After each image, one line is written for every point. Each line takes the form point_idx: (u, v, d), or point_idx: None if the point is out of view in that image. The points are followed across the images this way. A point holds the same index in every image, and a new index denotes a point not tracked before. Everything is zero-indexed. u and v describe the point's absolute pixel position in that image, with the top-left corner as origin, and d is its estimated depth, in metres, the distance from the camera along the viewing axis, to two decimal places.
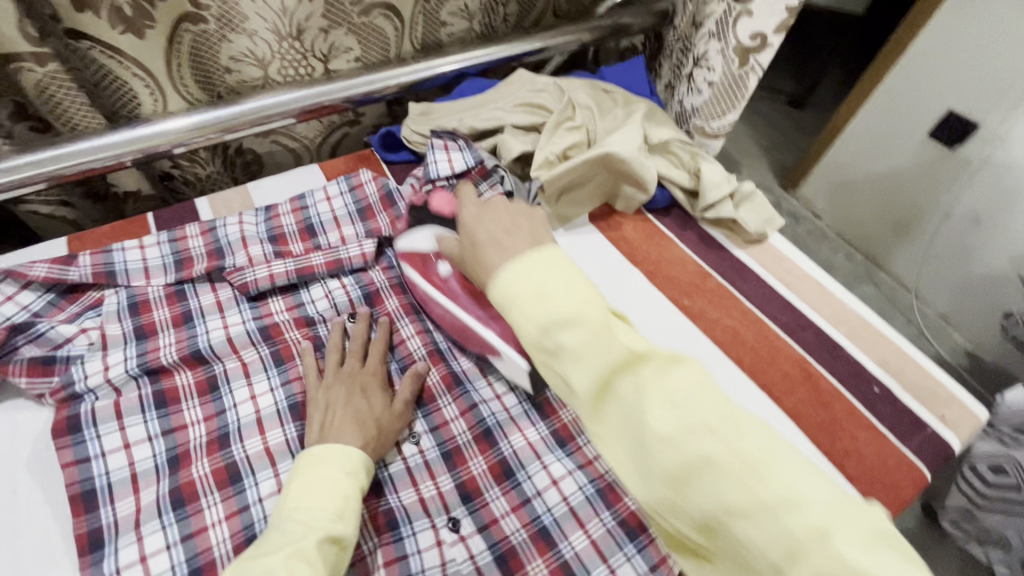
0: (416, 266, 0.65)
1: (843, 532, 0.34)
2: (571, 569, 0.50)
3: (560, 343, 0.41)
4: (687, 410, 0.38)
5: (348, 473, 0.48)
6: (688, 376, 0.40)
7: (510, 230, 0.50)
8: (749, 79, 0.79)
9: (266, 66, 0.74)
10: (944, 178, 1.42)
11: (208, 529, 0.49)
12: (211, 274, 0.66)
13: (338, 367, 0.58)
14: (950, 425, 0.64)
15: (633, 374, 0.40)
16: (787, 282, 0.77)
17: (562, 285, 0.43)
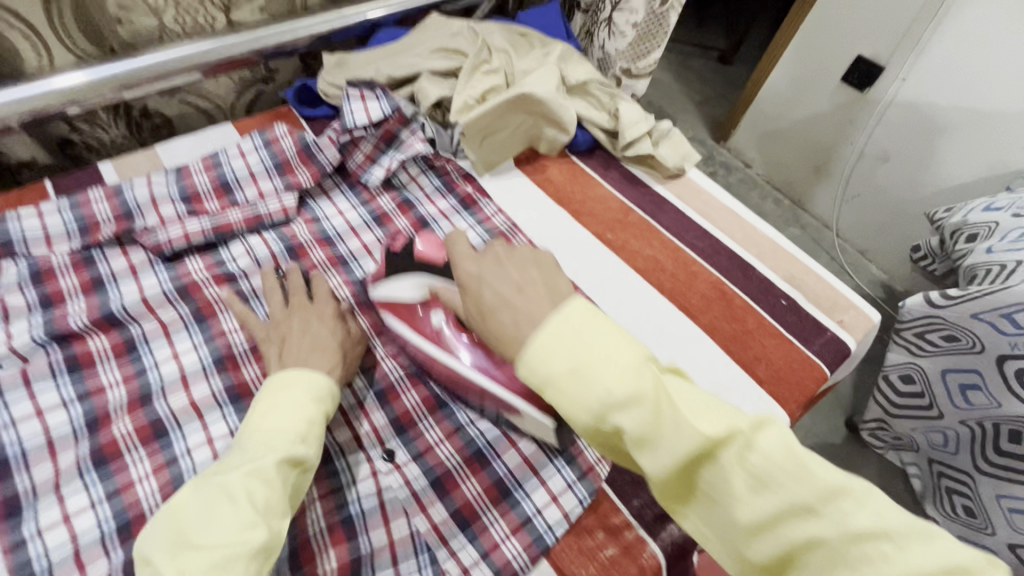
0: (403, 318, 0.57)
1: None
2: (503, 484, 0.53)
3: (621, 427, 0.36)
4: (775, 486, 0.33)
5: (314, 400, 0.47)
6: (774, 446, 0.34)
7: (518, 287, 0.43)
8: (669, 15, 0.83)
9: (160, 15, 0.70)
10: (856, 118, 1.51)
11: (134, 484, 0.49)
12: (120, 238, 0.63)
13: (284, 309, 0.58)
14: (848, 327, 0.71)
15: (711, 462, 0.35)
16: (704, 212, 0.81)
17: (607, 361, 0.37)
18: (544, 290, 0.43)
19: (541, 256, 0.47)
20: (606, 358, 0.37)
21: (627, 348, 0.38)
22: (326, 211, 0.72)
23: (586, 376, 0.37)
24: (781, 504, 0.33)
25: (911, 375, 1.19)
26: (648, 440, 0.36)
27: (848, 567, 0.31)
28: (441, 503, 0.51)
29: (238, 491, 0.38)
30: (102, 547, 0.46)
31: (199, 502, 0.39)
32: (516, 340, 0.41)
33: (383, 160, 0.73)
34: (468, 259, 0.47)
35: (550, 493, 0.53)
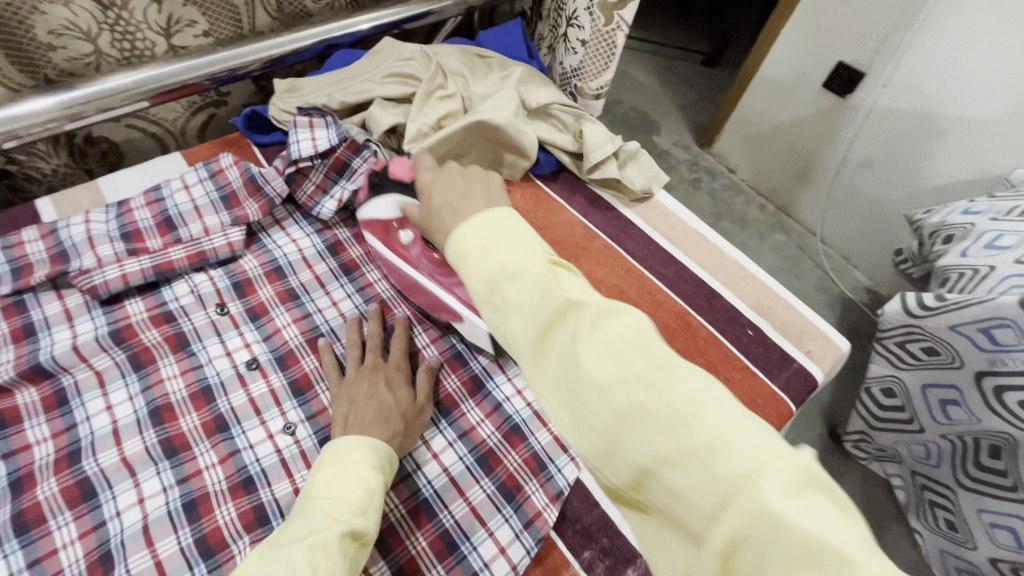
0: (376, 234, 0.67)
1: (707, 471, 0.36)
2: (449, 537, 0.52)
3: (507, 299, 0.39)
4: (622, 358, 0.36)
5: (375, 469, 0.46)
6: (627, 328, 0.37)
7: (465, 195, 0.48)
8: (617, 36, 0.79)
9: (95, 40, 0.68)
10: (837, 126, 1.50)
11: (57, 551, 0.46)
12: (55, 280, 0.60)
13: (358, 365, 0.58)
14: (815, 358, 0.69)
15: (568, 323, 0.38)
16: (671, 236, 0.79)
17: (512, 240, 0.41)
18: (478, 196, 0.47)
19: (490, 176, 0.51)
20: (509, 238, 0.41)
21: (530, 236, 0.41)
22: (279, 243, 0.69)
23: (491, 252, 0.41)
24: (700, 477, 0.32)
25: (892, 389, 1.17)
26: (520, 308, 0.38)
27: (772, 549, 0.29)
28: (384, 561, 0.50)
29: (302, 565, 0.37)
30: None
31: (263, 570, 0.38)
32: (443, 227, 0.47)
33: (335, 191, 0.70)
34: (429, 172, 0.53)
35: (498, 545, 0.51)
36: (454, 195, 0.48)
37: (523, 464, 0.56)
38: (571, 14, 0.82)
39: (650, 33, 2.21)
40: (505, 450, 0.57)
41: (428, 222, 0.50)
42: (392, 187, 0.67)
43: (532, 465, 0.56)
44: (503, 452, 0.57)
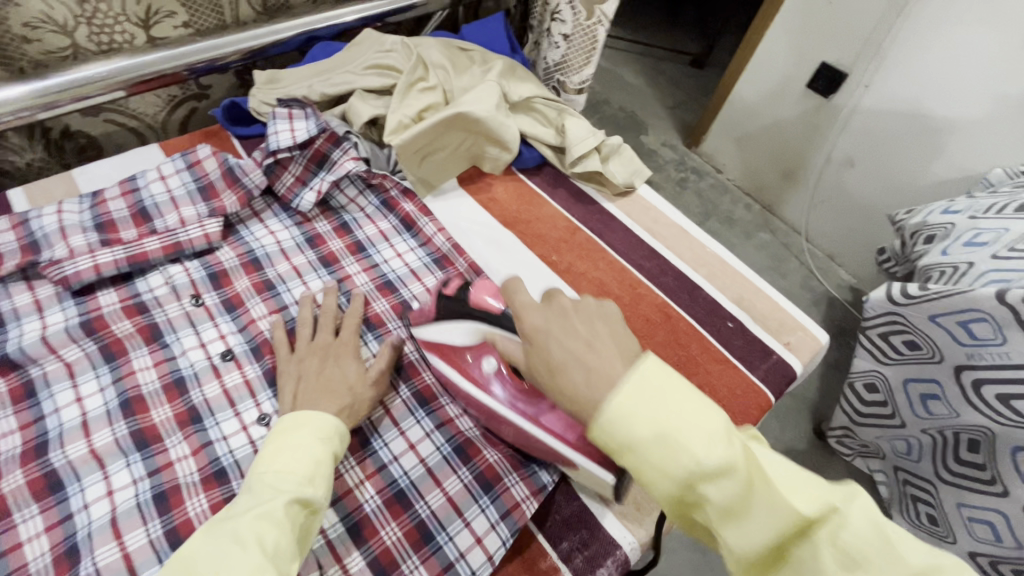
0: (449, 360, 0.57)
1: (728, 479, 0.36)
2: (425, 527, 0.51)
3: (707, 498, 0.35)
4: (866, 565, 0.33)
5: (322, 439, 0.45)
6: (859, 522, 0.34)
7: (590, 344, 0.44)
8: (599, 30, 0.81)
9: (72, 33, 0.67)
10: (821, 125, 1.51)
11: (23, 544, 0.45)
12: (26, 271, 0.59)
13: (309, 341, 0.57)
14: (794, 350, 0.69)
15: (807, 537, 0.34)
16: (653, 230, 0.79)
17: (685, 414, 0.37)
18: (607, 344, 0.44)
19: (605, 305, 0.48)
20: (687, 420, 0.37)
21: (692, 401, 0.38)
22: (257, 235, 0.68)
23: (669, 443, 0.36)
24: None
25: (875, 383, 1.18)
26: (736, 511, 0.35)
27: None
28: (358, 552, 0.49)
29: (247, 535, 0.37)
30: None
31: (210, 544, 0.37)
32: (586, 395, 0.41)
33: (315, 183, 0.69)
34: (531, 309, 0.48)
35: (474, 535, 0.51)
36: (579, 345, 0.44)
37: (502, 458, 0.56)
38: (552, 9, 0.81)
39: (638, 34, 2.23)
40: (485, 443, 0.57)
41: (550, 383, 0.44)
42: (469, 315, 0.56)
43: (511, 460, 0.56)
44: (482, 444, 0.57)
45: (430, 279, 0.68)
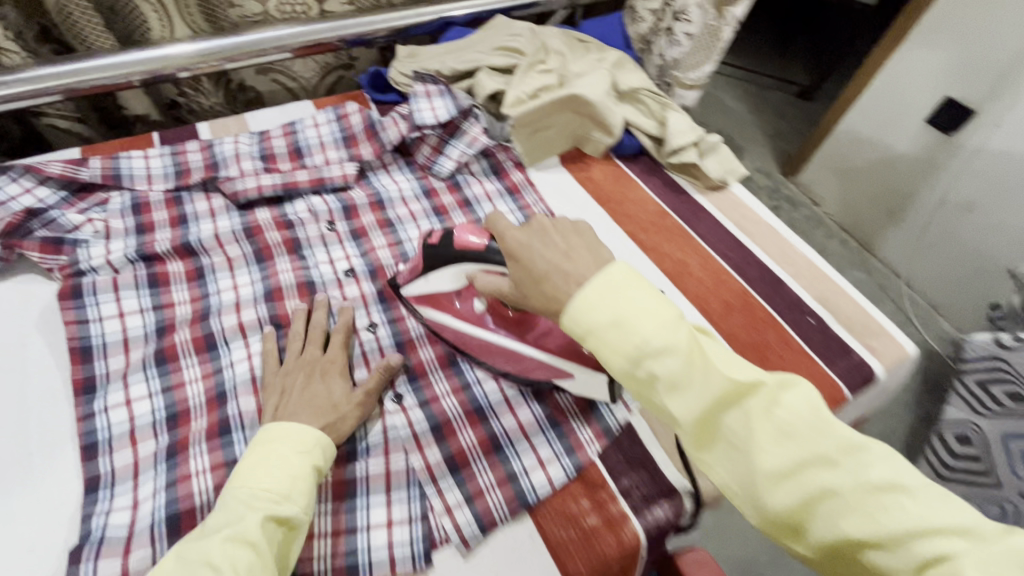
0: (440, 306, 0.63)
1: (849, 490, 0.34)
2: (497, 440, 0.57)
3: (656, 372, 0.39)
4: (802, 439, 0.36)
5: (301, 452, 0.47)
6: (806, 401, 0.37)
7: (568, 256, 0.45)
8: (724, 31, 0.84)
9: (265, 2, 0.82)
10: (937, 162, 1.44)
11: (185, 384, 0.56)
12: (206, 184, 0.73)
13: (298, 355, 0.58)
14: (878, 355, 0.69)
15: (740, 407, 0.38)
16: (743, 226, 0.81)
17: (648, 314, 0.40)
18: (583, 253, 0.45)
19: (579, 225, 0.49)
20: (643, 312, 0.40)
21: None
22: (384, 183, 0.78)
23: (624, 327, 0.40)
24: (804, 454, 0.35)
25: (967, 435, 1.06)
26: (680, 385, 0.39)
27: (866, 512, 0.34)
28: (437, 446, 0.56)
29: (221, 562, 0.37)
30: (152, 430, 0.53)
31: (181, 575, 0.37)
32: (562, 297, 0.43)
33: (451, 152, 0.79)
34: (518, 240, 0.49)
35: (539, 459, 0.56)
36: (557, 255, 0.46)
37: (573, 403, 0.61)
38: (679, 9, 0.86)
39: (746, 61, 2.21)
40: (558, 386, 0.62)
41: (535, 294, 0.46)
42: (461, 258, 0.57)
43: (581, 404, 0.61)
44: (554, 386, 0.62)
45: (500, 204, 0.78)
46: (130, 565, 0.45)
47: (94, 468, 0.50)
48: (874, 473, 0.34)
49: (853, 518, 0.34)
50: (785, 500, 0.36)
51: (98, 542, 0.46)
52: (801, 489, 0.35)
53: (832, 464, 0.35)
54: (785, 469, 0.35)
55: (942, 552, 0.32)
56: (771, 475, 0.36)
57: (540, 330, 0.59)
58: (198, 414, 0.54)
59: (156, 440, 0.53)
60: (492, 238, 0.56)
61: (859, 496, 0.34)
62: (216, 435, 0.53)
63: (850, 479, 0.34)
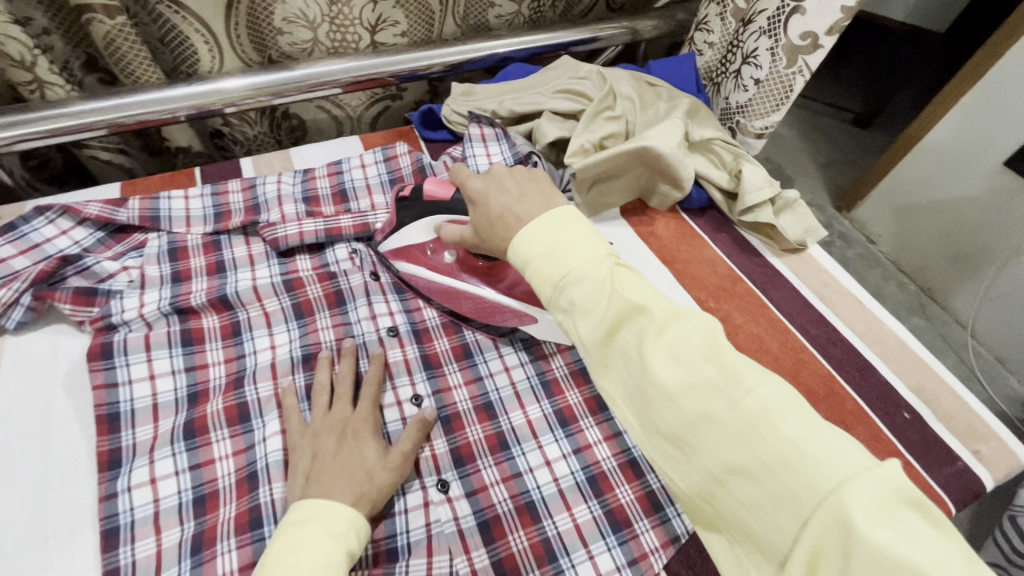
0: (415, 260, 0.64)
1: (731, 417, 0.34)
2: (551, 545, 0.51)
3: (573, 300, 0.40)
4: (691, 363, 0.36)
5: (333, 536, 0.43)
6: (696, 330, 0.37)
7: (520, 196, 0.47)
8: (797, 81, 0.77)
9: (315, 29, 0.77)
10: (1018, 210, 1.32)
11: (214, 461, 0.51)
12: (246, 228, 0.68)
13: (325, 411, 0.53)
14: (985, 461, 0.60)
15: (632, 327, 0.38)
16: (824, 295, 0.73)
17: (576, 243, 0.41)
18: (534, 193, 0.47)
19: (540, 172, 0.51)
20: (574, 242, 0.41)
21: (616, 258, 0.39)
22: None
23: (555, 256, 0.41)
24: (689, 376, 0.35)
25: None
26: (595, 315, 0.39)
27: (745, 438, 0.33)
28: (486, 549, 0.50)
29: None
30: (178, 516, 0.48)
31: None
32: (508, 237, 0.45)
33: None
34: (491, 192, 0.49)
35: (597, 571, 0.49)
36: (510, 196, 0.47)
37: (635, 500, 0.54)
38: (748, 52, 0.78)
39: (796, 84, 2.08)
40: (619, 480, 0.55)
41: (490, 234, 0.48)
42: (430, 208, 0.62)
43: (645, 504, 0.54)
44: (615, 480, 0.55)
45: (494, 148, 0.73)
46: None
47: (114, 559, 0.45)
48: (757, 398, 0.34)
49: (734, 446, 0.33)
50: (669, 421, 0.36)
51: None
52: (681, 413, 0.35)
53: (719, 391, 0.34)
54: (675, 389, 0.35)
55: (823, 486, 0.30)
56: (662, 392, 0.36)
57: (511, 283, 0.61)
58: (228, 499, 0.49)
59: (181, 528, 0.48)
60: (455, 190, 0.61)
61: (737, 420, 0.33)
62: (246, 527, 0.48)
63: (733, 408, 0.34)
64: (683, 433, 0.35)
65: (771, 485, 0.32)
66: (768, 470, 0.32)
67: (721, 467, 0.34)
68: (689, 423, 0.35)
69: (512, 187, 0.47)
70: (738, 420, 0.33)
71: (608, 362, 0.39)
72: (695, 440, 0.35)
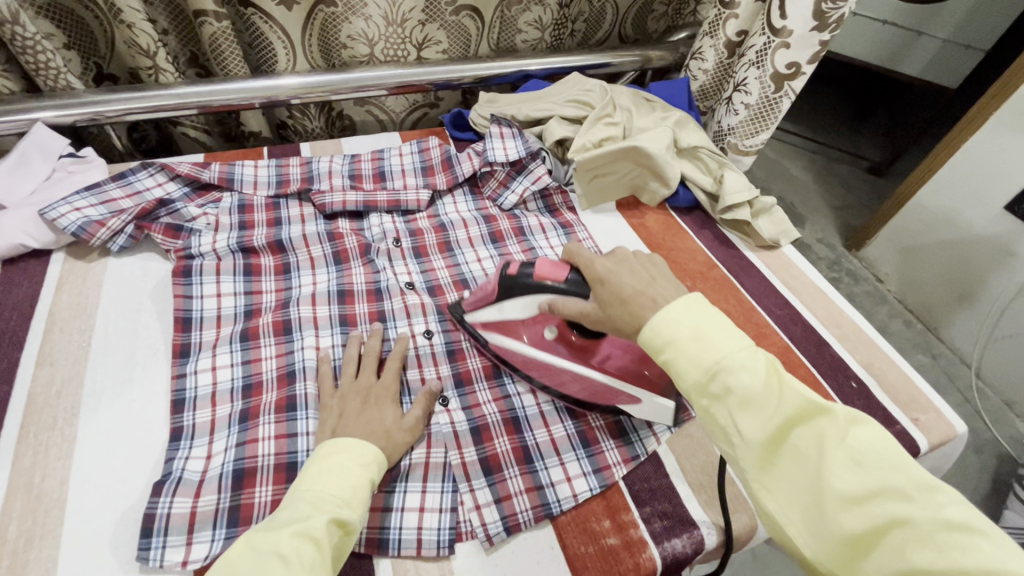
0: (510, 334, 0.64)
1: (924, 522, 0.35)
2: (529, 451, 0.60)
3: (729, 386, 0.41)
4: (873, 470, 0.37)
5: (361, 465, 0.49)
6: (877, 438, 0.39)
7: (650, 281, 0.50)
8: (782, 103, 0.87)
9: (373, 46, 0.94)
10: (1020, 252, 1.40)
11: (262, 360, 0.63)
12: (301, 194, 0.82)
13: (353, 379, 0.60)
14: (922, 428, 0.67)
15: (812, 427, 0.40)
16: (791, 285, 0.83)
17: (724, 331, 0.44)
18: None
19: None
20: (717, 327, 0.44)
21: None
22: (447, 210, 0.85)
23: (703, 340, 0.43)
24: (872, 483, 0.37)
25: None
26: (754, 401, 0.41)
27: (931, 545, 0.34)
28: (475, 447, 0.60)
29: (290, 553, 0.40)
30: (230, 396, 0.60)
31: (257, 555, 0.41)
32: (643, 313, 0.47)
33: (515, 187, 0.86)
34: None
35: (566, 473, 0.58)
36: None
37: (604, 425, 0.63)
38: (738, 81, 0.89)
39: (814, 132, 2.21)
40: (591, 409, 0.64)
41: (618, 313, 0.49)
42: (539, 290, 0.57)
43: (612, 428, 0.63)
44: (589, 409, 0.64)
45: (511, 145, 0.85)
46: (198, 506, 0.51)
47: (180, 419, 0.57)
48: (948, 510, 0.35)
49: (927, 552, 0.34)
50: (852, 524, 0.37)
51: (175, 481, 0.52)
52: (867, 517, 0.36)
53: (905, 497, 0.36)
54: (855, 494, 0.37)
55: None
56: (840, 497, 0.37)
57: (604, 357, 0.62)
58: (269, 388, 0.61)
59: (231, 404, 0.59)
60: (572, 268, 0.56)
61: (930, 529, 0.35)
62: (284, 409, 0.58)
63: (925, 512, 0.35)
64: (871, 537, 0.36)
65: None
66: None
67: (910, 571, 0.34)
68: (878, 529, 0.36)
69: (643, 274, 0.50)
70: (935, 529, 0.35)
71: (776, 458, 0.41)
72: (881, 545, 0.36)
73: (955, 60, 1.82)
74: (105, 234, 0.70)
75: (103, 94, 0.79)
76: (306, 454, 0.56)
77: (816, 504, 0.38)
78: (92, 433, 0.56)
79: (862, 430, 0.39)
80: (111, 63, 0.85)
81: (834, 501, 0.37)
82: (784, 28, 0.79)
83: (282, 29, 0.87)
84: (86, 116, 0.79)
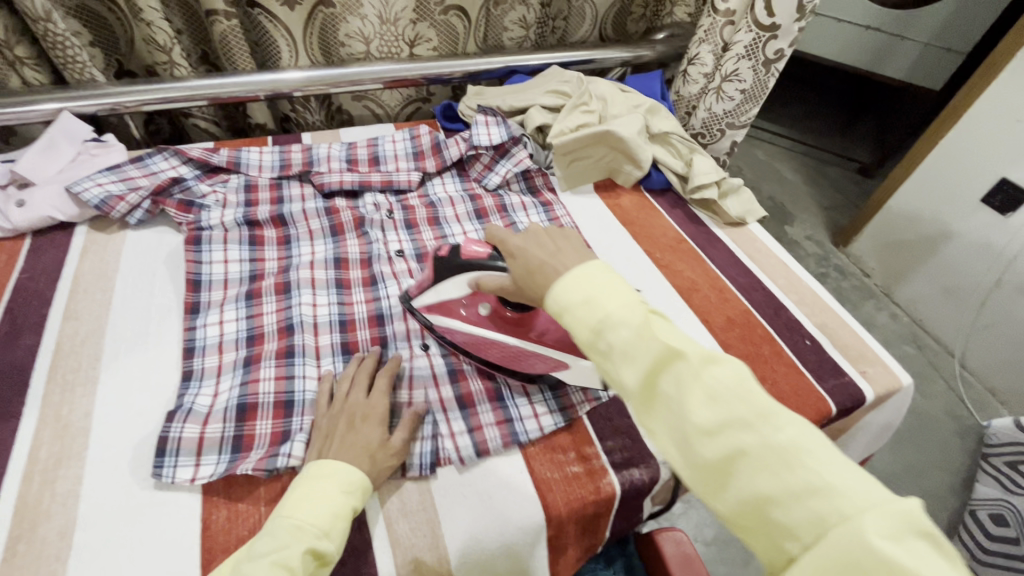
0: (449, 313, 0.67)
1: (761, 452, 0.35)
2: (501, 391, 0.66)
3: (611, 345, 0.41)
4: (725, 403, 0.37)
5: (344, 492, 0.50)
6: (729, 374, 0.38)
7: (558, 254, 0.50)
8: (769, 82, 0.96)
9: (369, 44, 1.02)
10: (1000, 244, 1.45)
11: (264, 315, 0.70)
12: (302, 176, 0.90)
13: (345, 397, 0.60)
14: (869, 378, 0.73)
15: (672, 371, 0.39)
16: (755, 257, 0.89)
17: (610, 293, 0.43)
18: None
19: None
20: (608, 294, 0.43)
21: None
22: (436, 189, 0.93)
23: (592, 304, 0.43)
24: (725, 416, 0.36)
25: (1002, 516, 1.09)
26: (632, 353, 0.40)
27: (777, 469, 0.35)
28: (451, 387, 0.66)
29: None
30: (235, 345, 0.67)
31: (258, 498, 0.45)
32: (547, 284, 0.48)
33: (499, 169, 0.93)
34: None
35: (534, 411, 0.64)
36: None
37: None
38: (728, 73, 0.95)
39: (806, 136, 2.28)
40: None
41: (529, 283, 0.51)
42: (466, 267, 0.63)
43: None
44: None
45: (494, 130, 0.92)
46: (205, 433, 0.58)
47: (190, 364, 0.64)
48: (783, 436, 0.35)
49: (765, 477, 0.35)
50: (707, 454, 0.37)
51: (186, 411, 0.59)
52: (721, 450, 0.36)
53: (748, 427, 0.36)
54: (710, 427, 0.37)
55: (843, 512, 0.32)
56: (699, 431, 0.37)
57: (541, 329, 0.64)
58: (270, 338, 0.67)
59: (237, 351, 0.66)
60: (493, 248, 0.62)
61: (766, 455, 0.35)
62: (283, 356, 0.65)
63: (763, 442, 0.35)
64: (723, 468, 0.36)
65: (800, 514, 0.33)
66: (801, 503, 0.34)
67: (755, 499, 0.35)
68: (726, 460, 0.36)
69: (551, 246, 0.50)
70: (768, 454, 0.35)
71: (652, 403, 0.40)
72: (732, 475, 0.36)
73: (936, 60, 1.88)
74: (124, 208, 0.77)
75: (123, 87, 0.87)
76: (303, 394, 0.62)
77: (681, 436, 0.38)
78: (113, 376, 0.63)
79: (719, 367, 0.38)
80: (129, 61, 0.94)
81: (694, 435, 0.37)
82: (772, 24, 0.87)
83: (284, 27, 0.95)
84: (107, 106, 0.87)
